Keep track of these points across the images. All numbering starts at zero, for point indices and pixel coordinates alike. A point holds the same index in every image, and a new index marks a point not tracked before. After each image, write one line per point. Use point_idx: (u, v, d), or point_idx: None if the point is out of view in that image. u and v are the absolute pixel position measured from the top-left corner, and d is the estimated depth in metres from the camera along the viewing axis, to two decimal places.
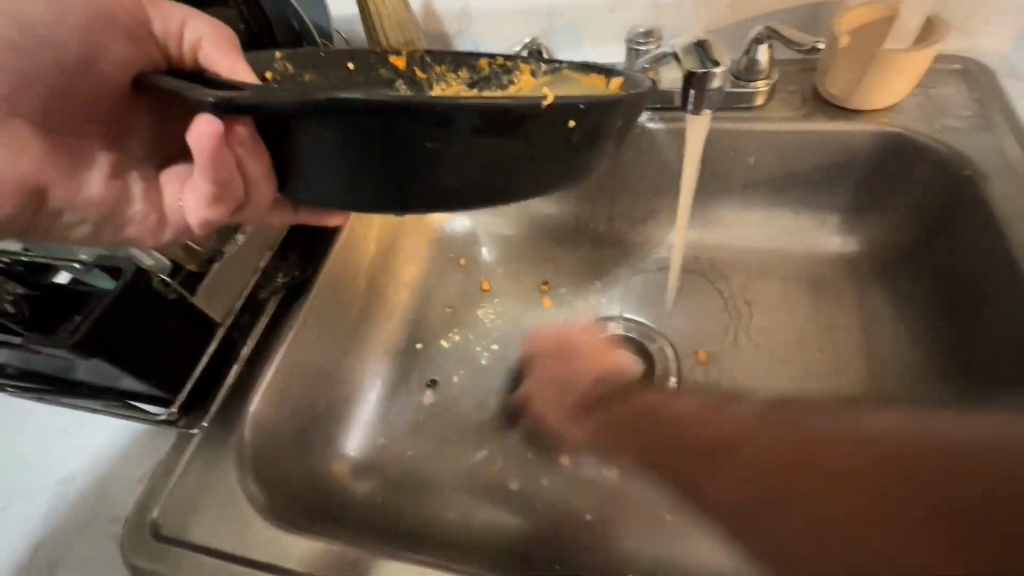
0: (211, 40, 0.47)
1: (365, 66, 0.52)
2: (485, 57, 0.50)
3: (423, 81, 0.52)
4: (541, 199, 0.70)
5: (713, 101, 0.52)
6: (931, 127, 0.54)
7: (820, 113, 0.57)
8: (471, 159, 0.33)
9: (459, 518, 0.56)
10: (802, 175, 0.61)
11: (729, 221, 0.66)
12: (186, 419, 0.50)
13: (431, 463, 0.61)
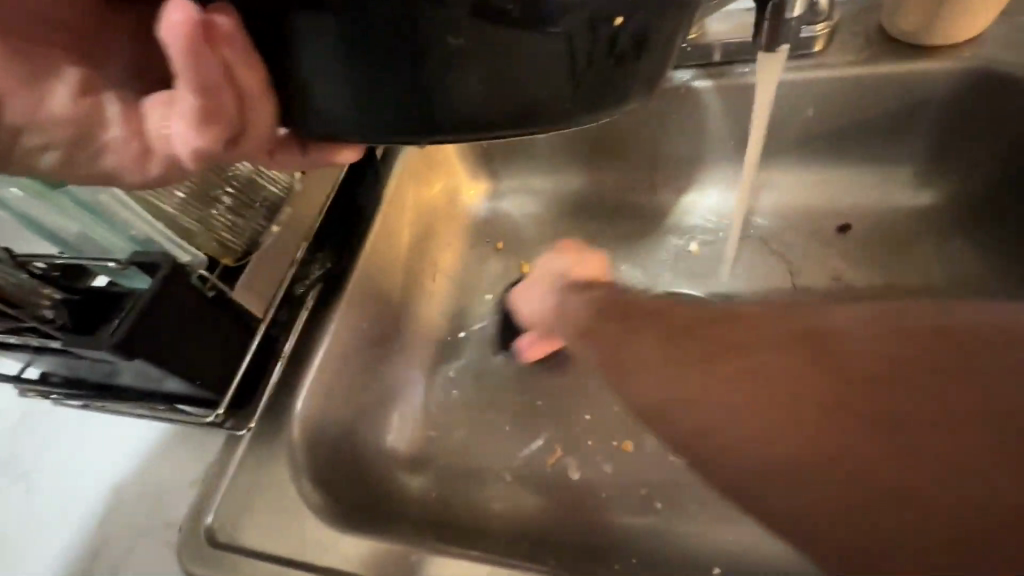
0: None
1: None
2: None
3: None
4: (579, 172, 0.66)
5: (793, 31, 0.46)
6: (1022, 58, 0.49)
7: (890, 53, 0.53)
8: (493, 67, 0.25)
9: (520, 512, 0.52)
10: (871, 125, 0.56)
11: (789, 179, 0.61)
12: (234, 419, 0.48)
13: (483, 456, 0.56)
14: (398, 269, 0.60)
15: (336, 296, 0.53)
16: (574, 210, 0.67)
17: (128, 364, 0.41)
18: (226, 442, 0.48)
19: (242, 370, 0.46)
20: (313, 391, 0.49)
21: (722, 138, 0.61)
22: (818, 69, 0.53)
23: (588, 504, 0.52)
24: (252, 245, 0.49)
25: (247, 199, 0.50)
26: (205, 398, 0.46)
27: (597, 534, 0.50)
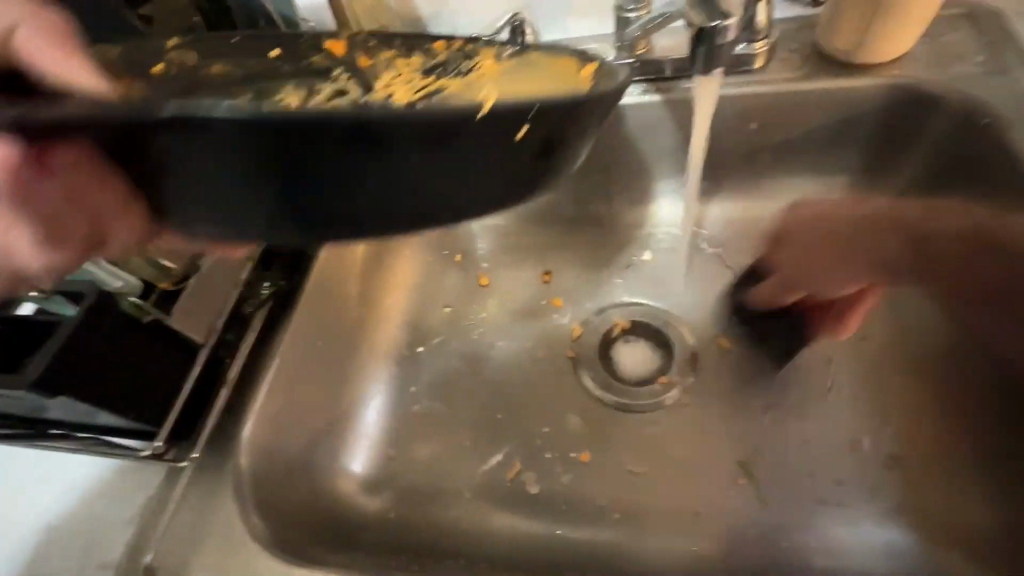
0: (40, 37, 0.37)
1: (293, 57, 0.46)
2: (442, 41, 0.46)
3: (367, 67, 0.45)
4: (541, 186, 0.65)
5: (726, 55, 0.51)
6: (943, 76, 0.53)
7: (825, 69, 0.55)
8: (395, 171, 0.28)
9: (479, 531, 0.51)
10: (813, 137, 0.58)
11: (739, 189, 0.63)
12: (175, 451, 0.45)
13: (441, 475, 0.55)
14: (352, 284, 0.58)
15: (285, 315, 0.52)
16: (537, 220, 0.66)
17: (54, 401, 0.39)
18: (167, 473, 0.45)
19: (183, 398, 0.44)
20: (260, 417, 0.47)
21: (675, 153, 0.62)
22: (759, 85, 0.55)
23: (549, 519, 0.52)
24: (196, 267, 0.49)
25: None
26: (142, 430, 0.44)
27: (557, 548, 0.50)
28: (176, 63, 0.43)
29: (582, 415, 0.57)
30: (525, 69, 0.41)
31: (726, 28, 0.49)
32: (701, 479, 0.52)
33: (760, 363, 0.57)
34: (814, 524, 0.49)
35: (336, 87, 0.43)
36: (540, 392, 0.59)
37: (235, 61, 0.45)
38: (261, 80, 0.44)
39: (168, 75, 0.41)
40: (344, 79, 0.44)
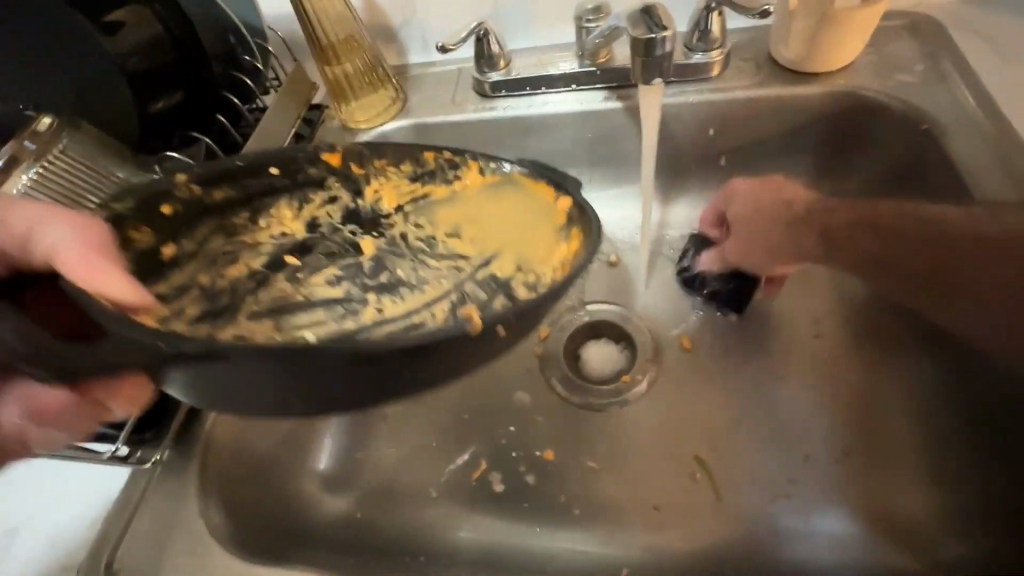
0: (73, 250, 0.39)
1: (291, 169, 0.50)
2: (429, 151, 0.50)
3: (358, 175, 0.51)
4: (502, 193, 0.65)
5: (666, 66, 0.52)
6: (885, 84, 0.55)
7: (775, 78, 0.57)
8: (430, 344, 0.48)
9: (441, 529, 0.52)
10: (768, 142, 0.60)
11: (700, 194, 0.65)
12: (139, 451, 0.46)
13: (408, 475, 0.55)
14: None
15: None
16: None
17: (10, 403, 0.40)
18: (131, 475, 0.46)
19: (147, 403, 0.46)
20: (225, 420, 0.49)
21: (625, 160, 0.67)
22: (712, 92, 0.58)
23: (510, 516, 0.53)
24: None
25: None
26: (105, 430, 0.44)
27: (518, 546, 0.51)
28: (183, 197, 0.47)
29: (546, 415, 0.58)
30: (507, 188, 0.50)
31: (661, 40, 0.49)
32: (658, 476, 0.54)
33: (719, 361, 0.59)
34: (767, 516, 0.51)
35: (334, 197, 0.53)
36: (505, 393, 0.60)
37: (232, 182, 0.49)
38: (266, 203, 0.52)
39: (175, 215, 0.47)
40: (337, 185, 0.52)
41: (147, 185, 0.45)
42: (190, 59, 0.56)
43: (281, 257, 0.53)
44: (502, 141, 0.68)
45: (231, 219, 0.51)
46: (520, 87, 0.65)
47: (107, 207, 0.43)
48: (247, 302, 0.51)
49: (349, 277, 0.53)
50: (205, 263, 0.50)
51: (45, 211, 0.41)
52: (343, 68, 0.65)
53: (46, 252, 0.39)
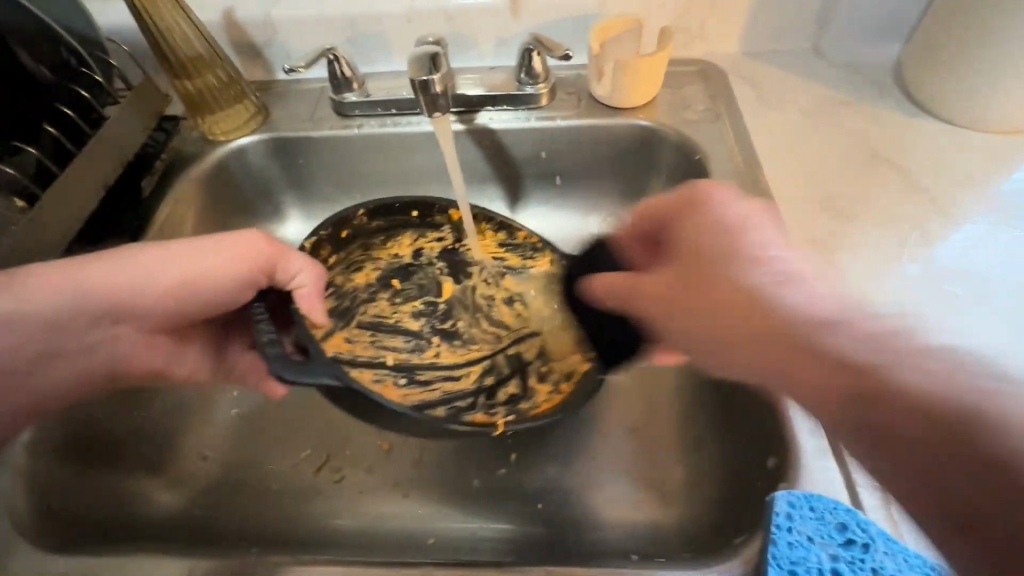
0: (310, 290, 0.56)
1: (425, 213, 0.65)
2: (523, 233, 0.63)
3: (460, 224, 0.66)
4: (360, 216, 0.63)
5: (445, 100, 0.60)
6: (675, 118, 0.66)
7: (590, 110, 0.67)
8: (465, 383, 0.59)
9: (263, 521, 0.53)
10: (588, 163, 0.70)
11: (540, 208, 0.74)
12: None
13: (242, 471, 0.57)
14: None
15: None
16: None
17: None
18: None
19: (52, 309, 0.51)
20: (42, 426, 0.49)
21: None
22: (537, 119, 0.67)
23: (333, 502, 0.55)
24: None
25: None
26: None
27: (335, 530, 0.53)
28: (354, 227, 0.64)
29: None
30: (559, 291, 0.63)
31: (433, 81, 0.58)
32: None
33: None
34: None
35: (439, 238, 0.67)
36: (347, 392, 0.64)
37: (385, 218, 0.64)
38: (396, 232, 0.66)
39: (344, 239, 0.64)
40: (449, 231, 0.66)
41: (362, 211, 0.63)
42: (20, 68, 0.55)
43: (390, 276, 0.67)
44: (357, 156, 0.73)
45: (371, 241, 0.66)
46: (373, 108, 0.71)
47: (317, 232, 0.61)
48: (360, 304, 0.65)
49: (427, 313, 0.65)
50: (344, 266, 0.65)
51: (282, 251, 0.54)
52: (195, 83, 0.66)
53: (287, 280, 0.55)
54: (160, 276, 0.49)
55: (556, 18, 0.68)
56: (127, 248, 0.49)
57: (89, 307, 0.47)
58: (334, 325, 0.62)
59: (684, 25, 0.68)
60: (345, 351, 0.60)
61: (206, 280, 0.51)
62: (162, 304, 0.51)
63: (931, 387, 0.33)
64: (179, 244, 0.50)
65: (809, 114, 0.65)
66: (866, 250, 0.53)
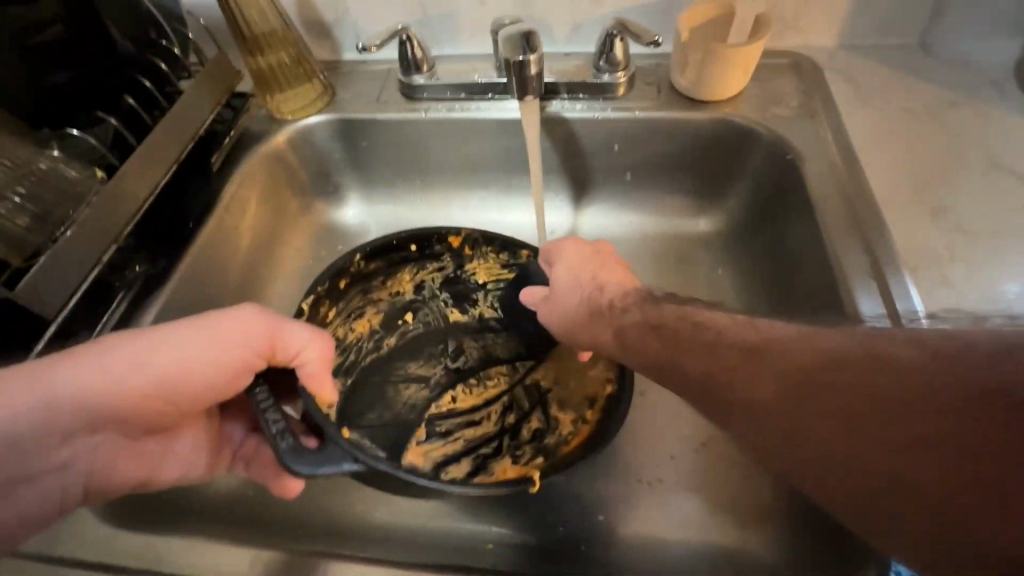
0: (316, 364, 0.48)
1: (425, 245, 0.62)
2: (526, 251, 0.61)
3: (463, 252, 0.63)
4: (353, 255, 0.60)
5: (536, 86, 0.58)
6: (763, 115, 0.61)
7: (670, 103, 0.63)
8: (488, 425, 0.55)
9: (317, 510, 0.52)
10: (662, 159, 0.66)
11: (606, 203, 0.70)
12: None
13: None
14: (233, 269, 0.64)
15: (150, 300, 0.55)
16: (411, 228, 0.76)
17: None
18: None
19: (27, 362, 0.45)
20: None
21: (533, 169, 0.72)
22: (613, 110, 0.64)
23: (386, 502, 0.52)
24: (49, 242, 0.46)
25: (49, 202, 0.48)
26: None
27: (388, 526, 0.51)
28: (356, 269, 0.60)
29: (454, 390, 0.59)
30: None
31: (530, 62, 0.56)
32: None
33: None
34: None
35: (440, 267, 0.64)
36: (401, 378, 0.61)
37: (385, 256, 0.62)
38: (396, 269, 0.63)
39: (347, 284, 0.60)
40: (448, 258, 0.64)
41: (359, 249, 0.59)
42: (105, 38, 0.55)
43: (396, 315, 0.63)
44: (423, 141, 0.71)
45: (371, 284, 0.62)
46: (442, 92, 0.69)
47: (313, 291, 0.57)
48: (367, 359, 0.60)
49: (436, 356, 0.61)
50: (344, 316, 0.61)
51: (277, 327, 0.47)
52: (268, 59, 0.65)
53: (288, 358, 0.48)
54: (136, 375, 0.42)
55: (639, 3, 0.64)
56: (95, 343, 0.42)
57: (57, 423, 0.40)
58: (341, 384, 0.57)
59: (779, 14, 0.64)
60: (360, 404, 0.56)
61: (193, 371, 0.44)
62: (144, 405, 0.44)
63: (925, 349, 0.28)
64: (164, 330, 0.43)
65: (912, 114, 0.60)
66: (983, 266, 0.48)
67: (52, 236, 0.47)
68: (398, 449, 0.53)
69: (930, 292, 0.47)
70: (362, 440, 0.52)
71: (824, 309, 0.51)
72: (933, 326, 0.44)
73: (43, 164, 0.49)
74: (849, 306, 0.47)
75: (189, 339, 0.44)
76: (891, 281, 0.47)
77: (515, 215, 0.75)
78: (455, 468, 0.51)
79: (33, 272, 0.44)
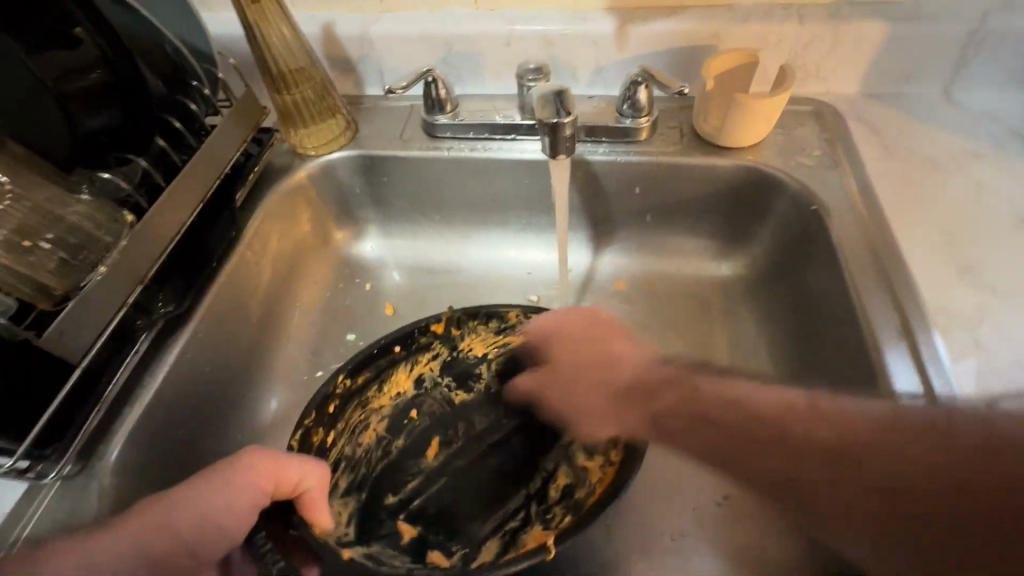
0: (315, 491, 0.48)
1: (411, 342, 0.62)
2: (514, 311, 0.61)
3: (456, 335, 0.63)
4: (338, 375, 0.57)
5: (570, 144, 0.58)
6: (786, 163, 0.61)
7: (694, 147, 0.64)
8: (512, 495, 0.55)
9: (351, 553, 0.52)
10: (683, 203, 0.66)
11: (626, 245, 0.70)
12: (41, 466, 0.46)
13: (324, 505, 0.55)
14: (254, 304, 0.64)
15: (174, 337, 0.55)
16: (429, 264, 0.76)
17: None
18: (24, 495, 0.46)
19: (40, 425, 0.43)
20: (129, 442, 0.49)
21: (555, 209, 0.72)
22: (636, 154, 0.64)
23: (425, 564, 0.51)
24: (76, 286, 0.47)
25: (78, 246, 0.48)
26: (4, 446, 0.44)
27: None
28: (342, 388, 0.58)
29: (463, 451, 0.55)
30: None
31: (565, 123, 0.56)
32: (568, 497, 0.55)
33: None
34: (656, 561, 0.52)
35: (433, 355, 0.63)
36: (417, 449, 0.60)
37: (371, 365, 0.60)
38: (388, 373, 0.61)
39: (337, 406, 0.58)
40: (438, 344, 0.63)
41: (341, 367, 0.58)
42: (137, 78, 0.56)
43: (399, 416, 0.62)
44: (446, 180, 0.71)
45: (366, 395, 0.60)
46: (464, 131, 0.70)
47: (301, 423, 0.54)
48: (378, 468, 0.59)
49: (448, 444, 0.59)
50: (346, 434, 0.59)
51: (276, 461, 0.47)
52: (292, 96, 0.66)
53: (293, 489, 0.47)
54: (160, 540, 0.42)
55: (662, 48, 0.65)
56: (121, 517, 0.42)
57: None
58: (355, 501, 0.56)
59: (803, 62, 0.64)
60: (381, 510, 0.56)
61: (198, 525, 0.43)
62: (168, 567, 0.43)
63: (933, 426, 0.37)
64: (176, 490, 0.44)
65: (938, 165, 0.59)
66: (1017, 327, 0.47)
67: (79, 282, 0.47)
68: (422, 548, 0.53)
69: (961, 352, 0.45)
70: (386, 550, 0.53)
71: (850, 365, 0.50)
72: (963, 389, 0.43)
73: (73, 210, 0.49)
74: (877, 363, 0.47)
75: (189, 489, 0.44)
76: (920, 339, 0.46)
77: (536, 254, 0.75)
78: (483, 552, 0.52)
79: (60, 317, 0.44)
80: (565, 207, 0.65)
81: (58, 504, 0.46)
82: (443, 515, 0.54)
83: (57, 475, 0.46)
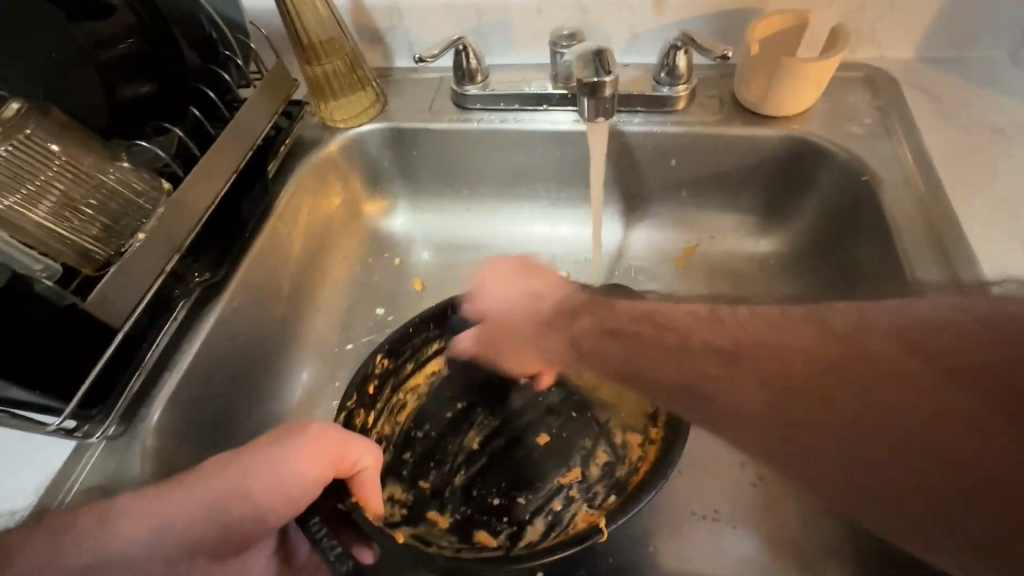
0: (372, 471, 0.49)
1: (445, 315, 0.61)
2: None
3: None
4: (374, 352, 0.57)
5: (609, 107, 0.56)
6: (835, 133, 0.58)
7: (736, 117, 0.61)
8: (553, 472, 0.55)
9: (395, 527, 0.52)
10: (721, 176, 0.63)
11: (659, 221, 0.68)
12: (87, 426, 0.47)
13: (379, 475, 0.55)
14: (287, 276, 0.64)
15: (210, 306, 0.55)
16: (458, 238, 0.75)
17: None
18: (71, 454, 0.47)
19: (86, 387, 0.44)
20: (171, 403, 0.50)
21: (587, 182, 0.70)
22: (672, 124, 0.61)
23: (472, 542, 0.52)
24: (117, 253, 0.48)
25: (118, 213, 0.49)
26: (53, 406, 0.45)
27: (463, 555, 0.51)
28: (383, 366, 0.58)
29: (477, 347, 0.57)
30: None
31: (605, 84, 0.54)
32: (609, 472, 0.54)
33: None
34: (690, 542, 0.51)
35: None
36: (452, 432, 0.58)
37: (407, 343, 0.59)
38: (424, 350, 0.61)
39: (377, 383, 0.57)
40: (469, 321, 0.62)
41: (380, 341, 0.58)
42: (173, 48, 0.56)
43: (437, 397, 0.60)
44: (478, 152, 0.70)
45: (401, 373, 0.60)
46: (495, 102, 0.68)
47: (344, 406, 0.54)
48: (419, 452, 0.57)
49: (487, 421, 0.58)
50: (385, 414, 0.59)
51: (343, 438, 0.47)
52: (323, 68, 0.65)
53: (351, 468, 0.48)
54: (228, 500, 0.43)
55: (704, 12, 0.61)
56: (190, 474, 0.43)
57: (152, 540, 0.41)
58: (396, 493, 0.55)
59: (854, 26, 0.60)
60: (421, 492, 0.55)
61: (259, 495, 0.43)
62: (235, 529, 0.43)
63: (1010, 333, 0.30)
64: (250, 452, 0.44)
65: (999, 133, 0.55)
66: None
67: (118, 248, 0.48)
68: (468, 527, 0.53)
69: None
70: (431, 530, 0.53)
71: None
72: None
73: (111, 176, 0.49)
74: None
75: (258, 456, 0.44)
76: None
77: (567, 230, 0.73)
78: (528, 532, 0.52)
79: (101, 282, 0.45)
80: (600, 182, 0.63)
81: (102, 463, 0.47)
82: (487, 496, 0.54)
83: (100, 437, 0.47)
